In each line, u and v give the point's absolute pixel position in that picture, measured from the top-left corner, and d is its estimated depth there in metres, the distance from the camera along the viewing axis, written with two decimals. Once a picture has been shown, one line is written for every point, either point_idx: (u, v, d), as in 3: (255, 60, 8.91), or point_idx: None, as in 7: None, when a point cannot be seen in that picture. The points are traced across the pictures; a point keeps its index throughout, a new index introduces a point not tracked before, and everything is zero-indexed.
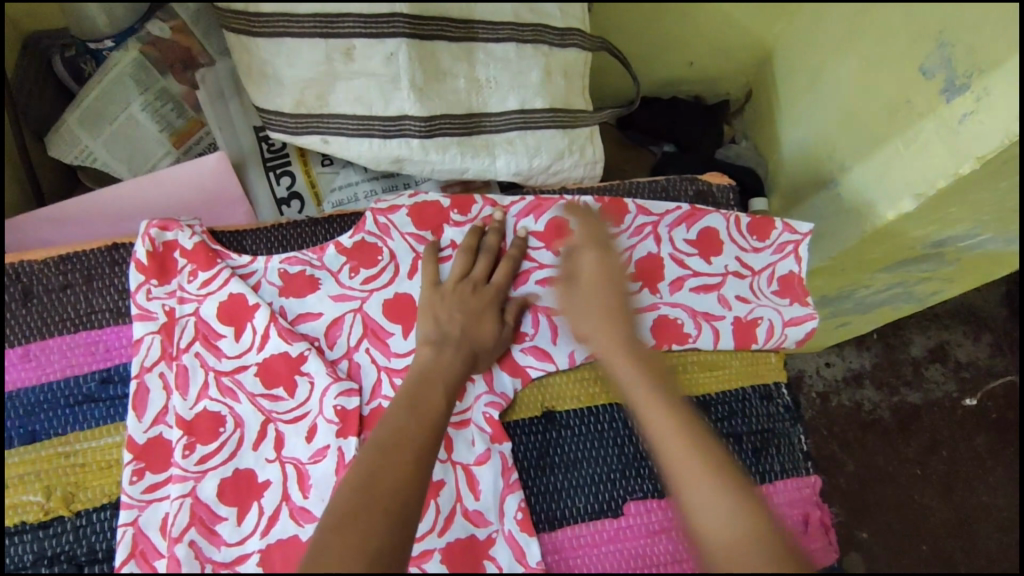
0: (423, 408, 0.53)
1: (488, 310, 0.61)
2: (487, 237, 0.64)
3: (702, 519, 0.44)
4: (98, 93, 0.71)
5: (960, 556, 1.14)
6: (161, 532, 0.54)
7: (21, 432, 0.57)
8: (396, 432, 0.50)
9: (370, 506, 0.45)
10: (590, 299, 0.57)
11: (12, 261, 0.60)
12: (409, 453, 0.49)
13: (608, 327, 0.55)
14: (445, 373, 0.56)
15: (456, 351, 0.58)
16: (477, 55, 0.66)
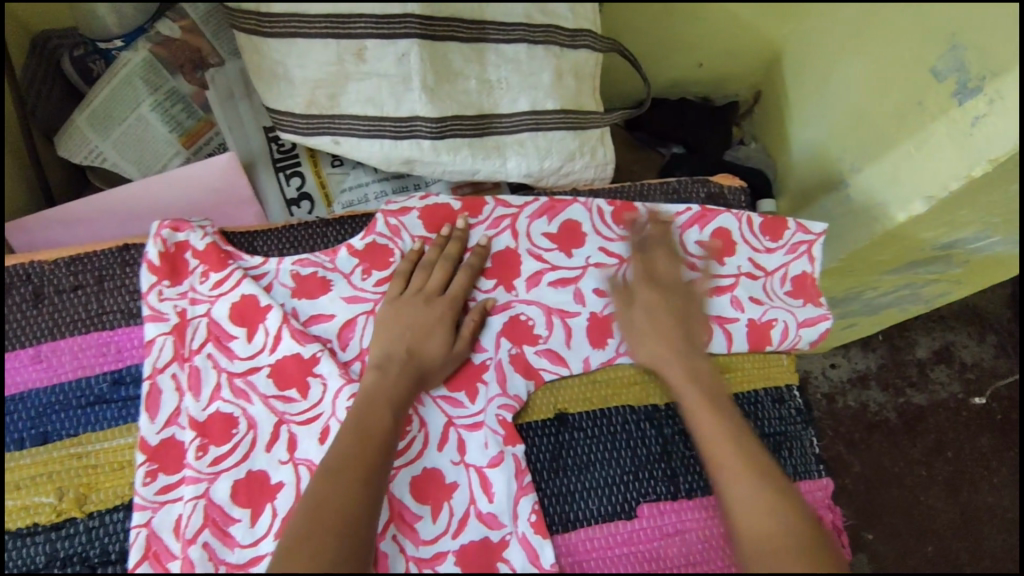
0: (367, 429, 0.53)
1: (438, 325, 0.60)
2: (449, 246, 0.63)
3: (748, 513, 0.52)
4: (108, 93, 0.71)
5: (964, 556, 1.14)
6: (174, 534, 0.54)
7: (33, 432, 0.57)
8: (343, 458, 0.51)
9: (321, 533, 0.47)
10: (646, 310, 0.63)
11: (24, 261, 0.60)
12: (353, 480, 0.50)
13: (661, 340, 0.62)
14: (396, 391, 0.56)
15: (401, 370, 0.58)
16: (488, 56, 0.66)
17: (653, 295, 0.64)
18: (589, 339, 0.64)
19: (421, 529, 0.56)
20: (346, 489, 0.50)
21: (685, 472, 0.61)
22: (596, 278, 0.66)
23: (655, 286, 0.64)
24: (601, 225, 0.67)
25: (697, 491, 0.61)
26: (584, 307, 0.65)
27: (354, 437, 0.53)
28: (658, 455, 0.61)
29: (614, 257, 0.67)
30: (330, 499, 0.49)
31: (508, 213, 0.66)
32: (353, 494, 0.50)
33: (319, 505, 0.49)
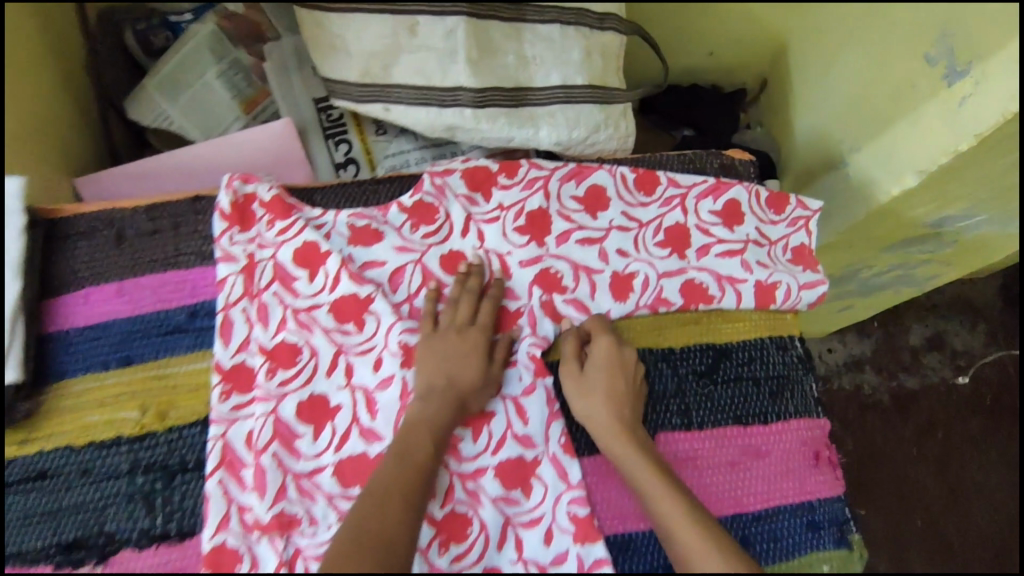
0: (411, 452, 0.58)
1: (474, 355, 0.64)
2: (470, 280, 0.68)
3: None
4: (178, 61, 0.79)
5: (953, 531, 1.21)
6: (246, 445, 0.61)
7: (116, 356, 0.63)
8: (393, 485, 0.56)
9: (361, 556, 0.52)
10: (602, 387, 0.65)
11: (107, 207, 0.67)
12: (394, 507, 0.55)
13: (619, 418, 0.64)
14: (439, 422, 0.61)
15: (443, 400, 0.62)
16: (525, 34, 0.75)
17: (611, 373, 0.65)
18: (611, 293, 0.71)
19: (463, 449, 0.63)
20: (388, 522, 0.54)
21: (697, 406, 0.68)
22: (619, 239, 0.73)
23: (612, 362, 0.66)
24: (624, 191, 0.74)
25: (708, 423, 0.68)
26: (608, 265, 0.72)
27: (398, 468, 0.57)
28: (673, 391, 0.69)
29: (635, 221, 0.74)
30: (377, 535, 0.53)
31: (541, 175, 0.73)
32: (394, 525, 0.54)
33: (364, 536, 0.53)
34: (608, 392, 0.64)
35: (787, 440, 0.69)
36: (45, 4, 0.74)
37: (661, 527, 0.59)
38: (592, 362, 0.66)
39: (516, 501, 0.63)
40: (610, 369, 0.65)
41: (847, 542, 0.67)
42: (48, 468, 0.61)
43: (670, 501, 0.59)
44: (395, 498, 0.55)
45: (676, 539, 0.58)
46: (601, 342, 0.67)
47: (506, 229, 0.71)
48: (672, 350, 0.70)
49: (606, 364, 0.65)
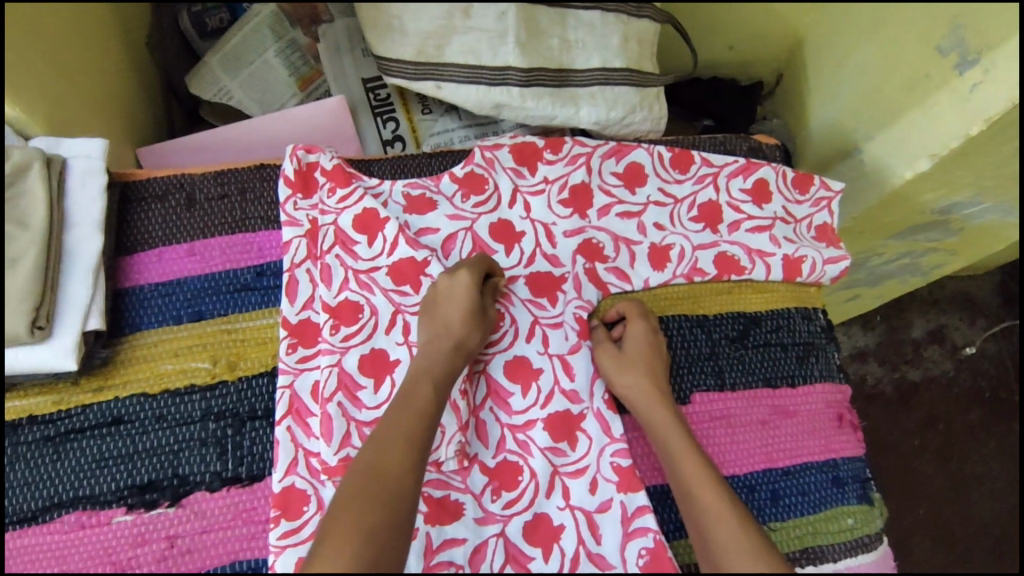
0: (413, 403, 0.60)
1: (463, 295, 0.66)
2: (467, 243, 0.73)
3: (727, 547, 0.56)
4: (240, 39, 0.83)
5: (954, 520, 1.26)
6: (313, 395, 0.65)
7: (188, 311, 0.67)
8: (394, 435, 0.58)
9: (364, 498, 0.54)
10: (637, 362, 0.67)
11: (179, 173, 0.71)
12: (397, 453, 0.57)
13: (655, 387, 0.66)
14: (441, 366, 0.63)
15: (441, 347, 0.64)
16: (568, 20, 0.79)
17: (646, 349, 0.68)
18: (650, 263, 0.75)
19: (513, 403, 0.68)
20: (391, 468, 0.56)
21: (730, 368, 0.73)
22: (656, 213, 0.77)
23: (648, 340, 0.69)
24: (661, 169, 0.79)
25: (739, 384, 0.72)
26: (646, 237, 0.76)
27: (398, 419, 0.59)
28: (707, 354, 0.73)
29: (671, 197, 0.78)
30: (380, 480, 0.55)
31: (584, 151, 0.77)
32: (397, 472, 0.56)
33: (370, 481, 0.55)
34: (638, 365, 0.67)
35: (812, 402, 0.74)
36: None
37: (682, 489, 0.61)
38: (629, 339, 0.69)
39: (564, 452, 0.66)
40: (645, 345, 0.68)
41: (869, 498, 0.72)
42: (122, 414, 0.64)
43: (698, 466, 0.61)
44: (398, 444, 0.57)
45: (699, 500, 0.60)
46: (635, 324, 0.70)
47: (551, 201, 0.75)
48: (705, 316, 0.75)
49: (642, 341, 0.68)
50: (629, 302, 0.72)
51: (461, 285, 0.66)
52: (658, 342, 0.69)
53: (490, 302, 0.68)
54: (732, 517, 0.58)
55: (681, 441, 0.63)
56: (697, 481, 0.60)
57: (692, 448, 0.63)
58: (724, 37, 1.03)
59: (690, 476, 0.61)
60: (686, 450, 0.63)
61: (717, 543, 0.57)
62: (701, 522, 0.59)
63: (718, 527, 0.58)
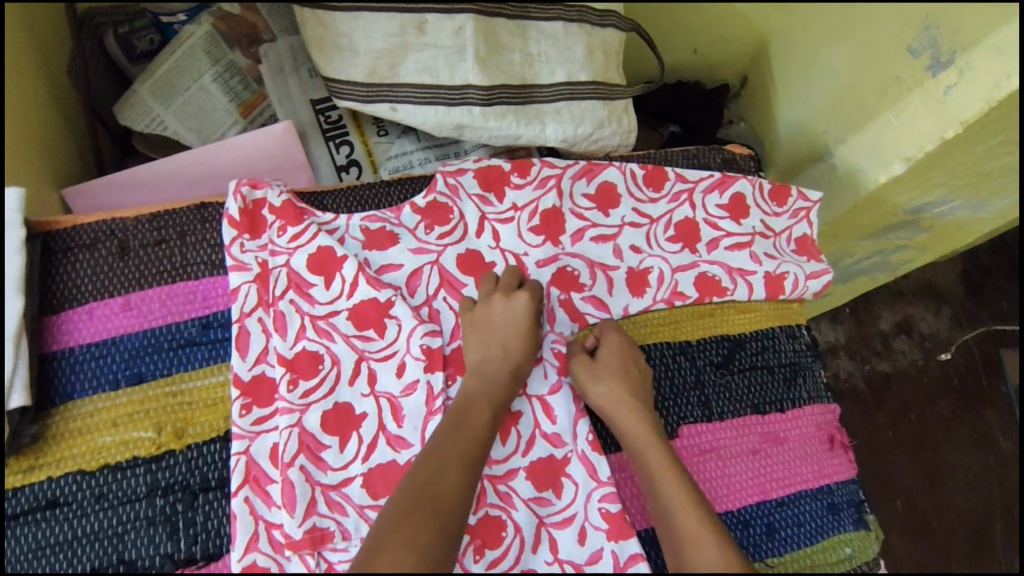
0: (469, 426, 0.58)
1: (525, 316, 0.64)
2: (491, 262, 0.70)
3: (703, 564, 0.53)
4: (172, 64, 0.77)
5: (930, 510, 1.22)
6: (271, 460, 0.59)
7: (126, 373, 0.60)
8: (445, 452, 0.56)
9: (422, 519, 0.51)
10: (613, 369, 0.64)
11: (108, 218, 0.64)
12: (452, 477, 0.54)
13: (632, 398, 0.63)
14: (501, 391, 0.61)
15: (501, 371, 0.62)
16: (529, 32, 0.75)
17: (621, 358, 0.65)
18: (628, 289, 0.71)
19: (492, 451, 0.63)
20: (442, 486, 0.53)
21: (717, 397, 0.69)
22: (632, 235, 0.73)
23: (622, 350, 0.65)
24: (634, 187, 0.74)
25: (727, 413, 0.69)
26: (623, 261, 0.72)
27: (453, 438, 0.57)
28: (693, 383, 0.69)
29: (646, 217, 0.74)
30: (434, 501, 0.52)
31: (553, 173, 0.73)
32: (448, 489, 0.53)
33: (425, 498, 0.52)
34: (614, 371, 0.64)
35: (802, 426, 0.71)
36: (37, 7, 0.72)
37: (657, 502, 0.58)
38: (602, 349, 0.66)
39: (548, 501, 0.62)
40: (621, 352, 0.65)
41: (865, 523, 0.69)
42: (58, 496, 0.57)
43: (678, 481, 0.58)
44: (456, 464, 0.55)
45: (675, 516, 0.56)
46: (608, 334, 0.67)
47: (521, 228, 0.71)
48: (689, 342, 0.71)
49: (614, 351, 0.65)
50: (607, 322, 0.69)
51: (523, 306, 0.65)
52: (632, 351, 0.66)
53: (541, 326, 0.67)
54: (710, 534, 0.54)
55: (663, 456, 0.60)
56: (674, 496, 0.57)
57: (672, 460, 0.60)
58: (685, 38, 0.99)
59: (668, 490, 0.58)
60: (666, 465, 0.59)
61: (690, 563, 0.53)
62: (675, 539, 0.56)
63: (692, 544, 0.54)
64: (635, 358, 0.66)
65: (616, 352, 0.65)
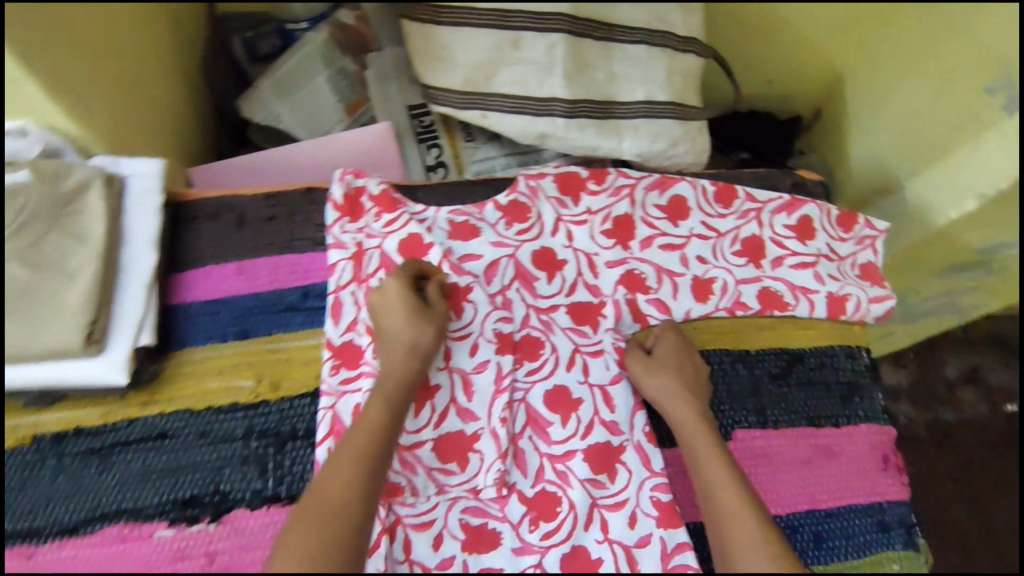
0: (365, 420, 0.59)
1: (399, 300, 0.65)
2: (535, 251, 0.74)
3: (751, 557, 0.55)
4: (292, 65, 0.86)
5: (987, 564, 1.18)
6: (354, 418, 0.65)
7: (234, 329, 0.68)
8: (350, 447, 0.57)
9: (320, 514, 0.54)
10: (669, 366, 0.68)
11: (230, 193, 0.73)
12: (349, 469, 0.56)
13: (686, 393, 0.66)
14: (390, 372, 0.62)
15: (392, 352, 0.63)
16: (615, 54, 0.78)
17: (676, 358, 0.68)
18: (693, 294, 0.74)
19: (553, 433, 0.67)
20: (344, 483, 0.55)
21: (773, 406, 0.71)
22: (699, 247, 0.77)
23: (678, 351, 0.69)
24: (704, 203, 0.78)
25: (782, 422, 0.71)
26: (688, 269, 0.75)
27: (354, 437, 0.58)
28: (749, 390, 0.72)
29: (714, 231, 0.77)
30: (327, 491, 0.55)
31: (627, 183, 0.78)
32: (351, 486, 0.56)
33: (324, 498, 0.55)
34: (649, 366, 0.68)
35: (857, 443, 0.72)
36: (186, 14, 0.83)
37: (705, 493, 0.61)
38: (660, 347, 0.69)
39: (603, 484, 0.66)
40: (678, 353, 0.69)
41: (915, 544, 0.70)
42: (167, 429, 0.64)
43: (728, 475, 0.60)
44: (355, 454, 0.57)
45: (722, 508, 0.59)
46: (667, 333, 0.70)
47: (594, 231, 0.76)
48: (748, 352, 0.74)
49: (671, 350, 0.69)
50: (666, 321, 0.72)
51: (392, 292, 0.65)
52: (687, 352, 0.69)
53: (435, 299, 0.67)
54: (757, 528, 0.57)
55: (712, 449, 0.63)
56: (722, 489, 0.60)
57: (721, 455, 0.62)
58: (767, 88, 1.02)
59: (712, 478, 0.61)
60: (715, 458, 0.62)
61: (734, 543, 0.57)
62: (721, 531, 0.58)
63: (740, 536, 0.57)
64: (689, 360, 0.69)
65: (672, 352, 0.69)
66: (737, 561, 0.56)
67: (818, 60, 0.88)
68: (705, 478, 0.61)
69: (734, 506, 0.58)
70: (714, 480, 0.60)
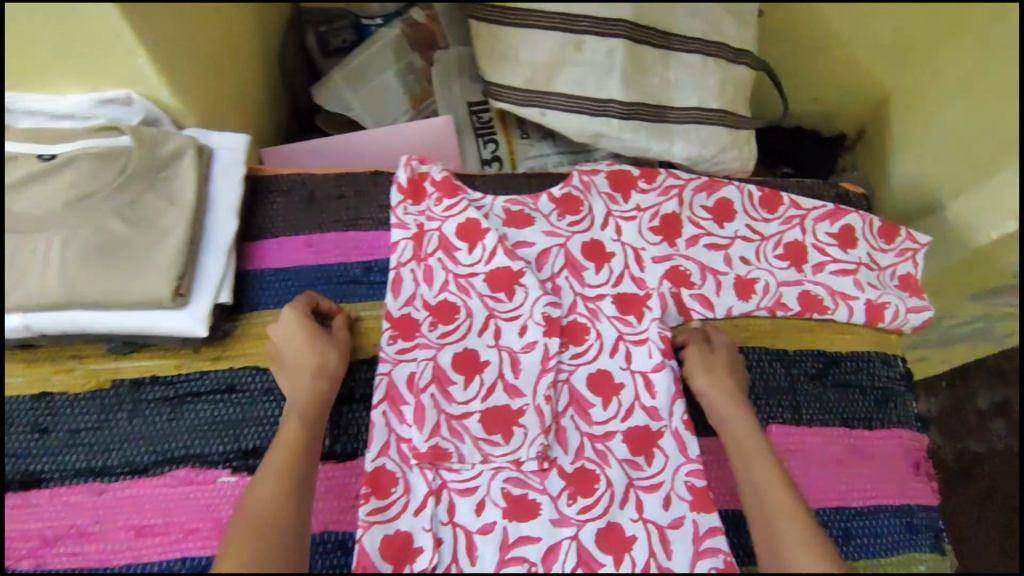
0: (284, 437, 0.61)
1: (299, 330, 0.66)
2: (586, 241, 0.78)
3: (799, 553, 0.56)
4: (365, 58, 0.91)
5: None
6: (408, 386, 0.69)
7: (301, 297, 0.73)
8: (275, 464, 0.59)
9: (252, 526, 0.54)
10: (723, 370, 0.71)
11: (303, 173, 0.78)
12: (274, 483, 0.57)
13: (737, 396, 0.69)
14: (305, 396, 0.64)
15: (302, 379, 0.65)
16: (671, 61, 0.82)
17: (728, 364, 0.71)
18: (736, 293, 0.77)
19: (593, 414, 0.71)
20: (273, 496, 0.56)
21: (808, 405, 0.74)
22: (744, 248, 0.79)
23: (729, 357, 0.72)
24: (750, 208, 0.81)
25: (816, 420, 0.73)
26: (732, 269, 0.78)
27: (273, 455, 0.59)
28: (786, 388, 0.74)
29: (758, 235, 0.80)
30: (255, 504, 0.56)
31: (676, 184, 0.81)
32: (279, 499, 0.56)
33: (254, 511, 0.55)
34: (707, 369, 0.71)
35: (889, 445, 0.74)
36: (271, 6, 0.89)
37: (752, 489, 0.62)
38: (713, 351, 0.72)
39: (640, 465, 0.69)
40: (729, 360, 0.72)
41: (941, 548, 0.71)
42: (234, 384, 0.69)
43: (776, 475, 0.62)
44: (275, 470, 0.58)
45: (771, 504, 0.60)
46: (719, 339, 0.73)
47: (642, 227, 0.79)
48: (786, 352, 0.76)
49: (724, 356, 0.72)
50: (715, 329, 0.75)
51: (290, 321, 0.67)
52: (735, 360, 0.72)
53: (336, 329, 0.69)
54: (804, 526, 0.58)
55: (759, 449, 0.65)
56: (770, 487, 0.61)
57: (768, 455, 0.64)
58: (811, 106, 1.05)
59: (759, 474, 0.63)
60: (762, 457, 0.64)
61: (781, 538, 0.58)
62: (769, 526, 0.59)
63: (787, 533, 0.58)
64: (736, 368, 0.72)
65: (723, 358, 0.72)
66: (786, 556, 0.56)
67: (868, 79, 0.90)
68: (753, 475, 0.63)
69: (783, 504, 0.60)
70: (761, 477, 0.62)
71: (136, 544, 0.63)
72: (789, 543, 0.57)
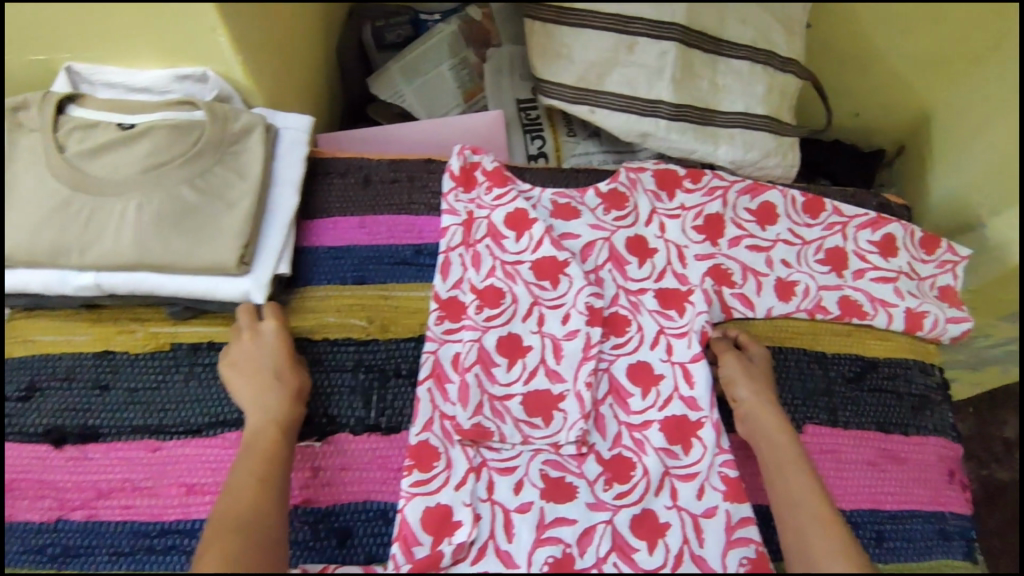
0: (255, 447, 0.61)
1: (276, 343, 0.67)
2: (630, 236, 0.80)
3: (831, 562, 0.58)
4: (422, 51, 0.95)
5: None
6: (453, 365, 0.71)
7: (352, 275, 0.75)
8: (247, 477, 0.59)
9: (227, 534, 0.55)
10: (759, 378, 0.71)
11: (360, 157, 0.81)
12: (250, 493, 0.58)
13: (773, 404, 0.70)
14: (279, 411, 0.64)
15: (279, 392, 0.65)
16: (720, 66, 0.84)
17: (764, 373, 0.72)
18: (776, 293, 0.78)
19: (632, 403, 0.72)
20: (247, 504, 0.57)
21: (844, 407, 0.75)
22: (785, 251, 0.81)
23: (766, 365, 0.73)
24: (793, 212, 0.83)
25: (852, 423, 0.74)
26: (773, 270, 0.80)
27: (248, 463, 0.60)
28: (823, 390, 0.75)
29: (800, 239, 0.81)
30: (229, 511, 0.57)
31: (721, 185, 0.83)
32: (256, 507, 0.57)
33: (233, 518, 0.56)
34: (749, 380, 0.71)
35: (924, 452, 0.75)
36: None
37: (786, 497, 0.64)
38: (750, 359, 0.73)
39: (676, 455, 0.70)
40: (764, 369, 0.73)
41: (973, 557, 0.71)
42: None
43: (809, 484, 0.64)
44: (250, 481, 0.59)
45: (805, 513, 0.62)
46: (756, 347, 0.74)
47: (686, 226, 0.81)
48: (824, 354, 0.77)
49: (761, 364, 0.73)
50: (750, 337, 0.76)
51: (268, 333, 0.68)
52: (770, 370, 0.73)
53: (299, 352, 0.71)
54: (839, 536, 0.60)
55: (794, 457, 0.66)
56: (805, 495, 0.63)
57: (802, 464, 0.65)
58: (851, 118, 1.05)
59: (798, 488, 0.63)
60: (796, 466, 0.65)
61: (812, 548, 0.59)
62: (802, 536, 0.61)
63: (822, 543, 0.59)
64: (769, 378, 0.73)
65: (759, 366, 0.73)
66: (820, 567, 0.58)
67: (913, 91, 0.91)
68: (785, 484, 0.64)
69: (816, 513, 0.61)
70: (801, 494, 0.63)
71: (187, 500, 0.66)
72: (821, 554, 0.58)
